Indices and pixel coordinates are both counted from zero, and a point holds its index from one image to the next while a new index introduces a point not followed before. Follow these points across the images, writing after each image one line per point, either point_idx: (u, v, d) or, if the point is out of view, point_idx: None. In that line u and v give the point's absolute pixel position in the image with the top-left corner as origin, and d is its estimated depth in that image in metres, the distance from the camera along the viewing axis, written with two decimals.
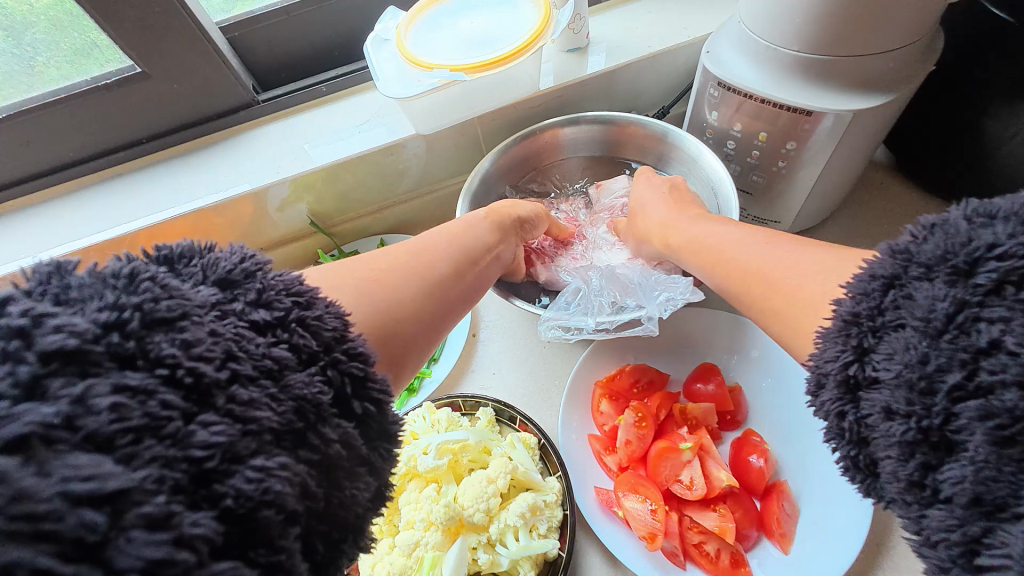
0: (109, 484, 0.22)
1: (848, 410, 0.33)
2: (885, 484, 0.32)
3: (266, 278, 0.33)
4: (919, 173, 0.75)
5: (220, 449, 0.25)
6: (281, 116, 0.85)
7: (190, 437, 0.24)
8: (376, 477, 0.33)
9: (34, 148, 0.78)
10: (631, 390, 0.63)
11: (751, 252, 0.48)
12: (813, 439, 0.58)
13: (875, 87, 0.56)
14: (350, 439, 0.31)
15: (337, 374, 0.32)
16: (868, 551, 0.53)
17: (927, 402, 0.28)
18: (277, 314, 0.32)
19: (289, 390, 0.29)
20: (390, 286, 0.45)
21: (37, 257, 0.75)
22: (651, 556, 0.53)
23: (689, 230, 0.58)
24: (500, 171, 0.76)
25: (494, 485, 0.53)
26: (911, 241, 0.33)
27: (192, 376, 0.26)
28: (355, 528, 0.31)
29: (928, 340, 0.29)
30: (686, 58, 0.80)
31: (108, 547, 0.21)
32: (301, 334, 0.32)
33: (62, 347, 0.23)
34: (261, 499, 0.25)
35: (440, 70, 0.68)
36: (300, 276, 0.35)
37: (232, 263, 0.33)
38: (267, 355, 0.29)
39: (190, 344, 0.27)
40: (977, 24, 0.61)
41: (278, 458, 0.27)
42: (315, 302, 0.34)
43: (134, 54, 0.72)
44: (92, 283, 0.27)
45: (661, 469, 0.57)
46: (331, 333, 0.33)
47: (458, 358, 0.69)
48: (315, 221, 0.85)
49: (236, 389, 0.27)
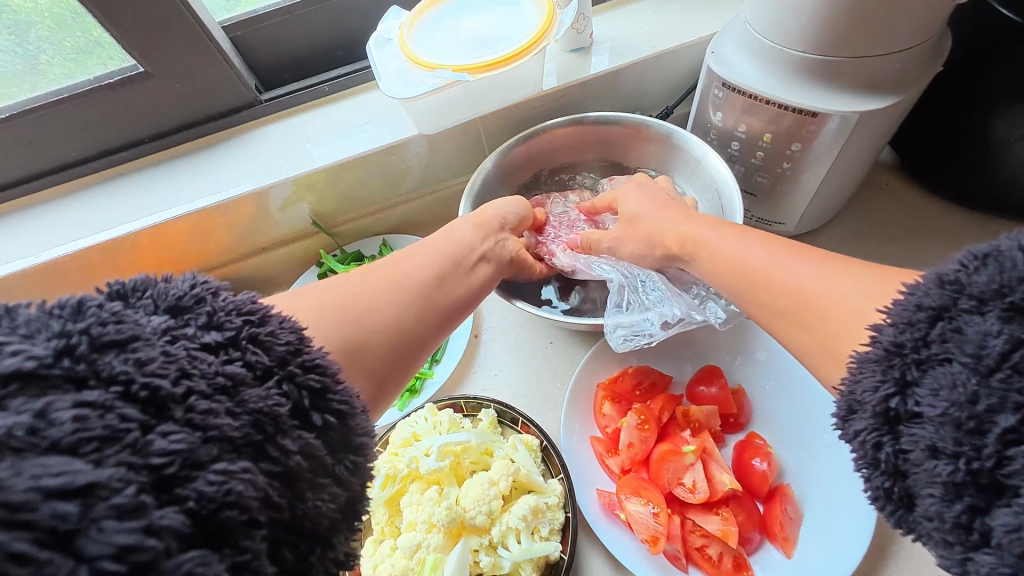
0: (79, 478, 0.22)
1: (885, 441, 0.32)
2: (921, 519, 0.31)
3: (217, 300, 0.33)
4: (924, 173, 0.74)
5: (179, 456, 0.25)
6: (283, 115, 0.85)
7: (148, 446, 0.25)
8: (343, 488, 0.32)
9: (36, 147, 0.78)
10: (635, 392, 0.62)
11: (766, 262, 0.47)
12: (818, 443, 0.57)
13: (881, 88, 0.56)
14: (312, 450, 0.31)
15: (294, 388, 0.32)
16: (871, 555, 0.53)
17: (977, 443, 0.28)
18: (228, 334, 0.31)
19: (245, 404, 0.29)
20: (379, 301, 0.45)
21: (39, 257, 0.75)
22: (652, 559, 0.53)
23: (691, 226, 0.56)
24: (501, 174, 0.75)
25: (495, 489, 0.53)
26: (960, 269, 0.32)
27: (147, 391, 0.26)
28: (324, 539, 0.31)
29: (978, 377, 0.29)
30: (690, 58, 0.80)
31: (79, 536, 0.21)
32: (253, 351, 0.31)
33: (18, 369, 0.24)
34: (224, 500, 0.26)
35: (443, 71, 0.68)
36: (254, 295, 0.35)
37: (184, 289, 0.32)
38: (220, 372, 0.29)
39: (144, 363, 0.27)
40: (985, 23, 0.60)
41: (240, 463, 0.27)
42: (269, 318, 0.34)
43: (137, 53, 0.72)
44: (38, 317, 0.26)
45: (664, 472, 0.57)
46: (285, 347, 0.33)
47: (459, 359, 0.69)
48: (317, 221, 0.85)
49: (194, 401, 0.27)
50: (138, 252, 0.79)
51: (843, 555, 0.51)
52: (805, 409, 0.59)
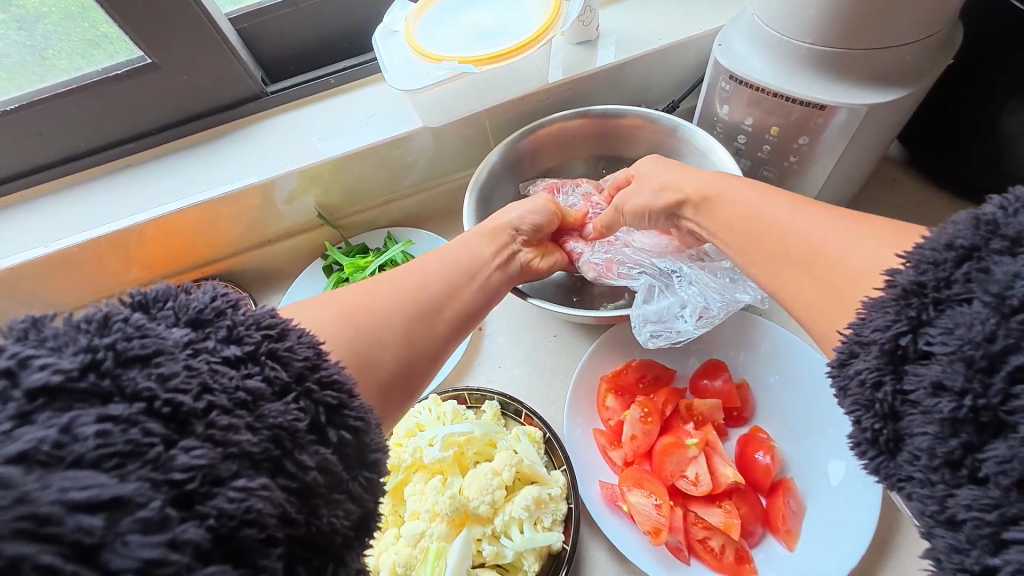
0: (106, 492, 0.23)
1: (887, 380, 0.33)
2: (906, 463, 0.32)
3: (237, 314, 0.33)
4: (932, 166, 0.74)
5: (200, 472, 0.26)
6: (288, 107, 0.85)
7: (170, 461, 0.25)
8: (358, 504, 0.32)
9: (46, 139, 0.79)
10: (638, 384, 0.63)
11: (782, 220, 0.47)
12: (819, 437, 0.57)
13: (888, 81, 0.55)
14: (329, 465, 0.31)
15: (311, 403, 0.32)
16: (873, 549, 0.53)
17: (985, 381, 0.28)
18: (248, 349, 0.31)
19: (265, 420, 0.29)
20: (388, 319, 0.45)
21: (48, 248, 0.76)
22: (654, 551, 0.53)
23: (713, 182, 0.55)
24: (506, 165, 0.75)
25: (495, 477, 0.53)
26: (999, 211, 0.31)
27: (170, 406, 0.26)
28: (337, 556, 0.31)
29: (997, 317, 0.28)
30: (698, 50, 0.79)
31: (104, 550, 0.22)
32: (272, 366, 0.31)
33: (46, 383, 0.24)
34: (243, 518, 0.26)
35: (449, 62, 0.67)
36: (273, 309, 0.35)
37: (205, 302, 0.32)
38: (240, 387, 0.29)
39: (166, 377, 0.27)
40: (985, 23, 0.60)
41: (259, 478, 0.27)
42: (288, 333, 0.34)
43: (145, 44, 0.72)
44: (65, 330, 0.27)
45: (667, 464, 0.57)
46: (302, 362, 0.33)
47: (464, 351, 0.69)
48: (323, 213, 0.85)
49: (215, 417, 0.27)
50: (146, 243, 0.80)
51: (844, 549, 0.51)
52: (810, 401, 0.59)
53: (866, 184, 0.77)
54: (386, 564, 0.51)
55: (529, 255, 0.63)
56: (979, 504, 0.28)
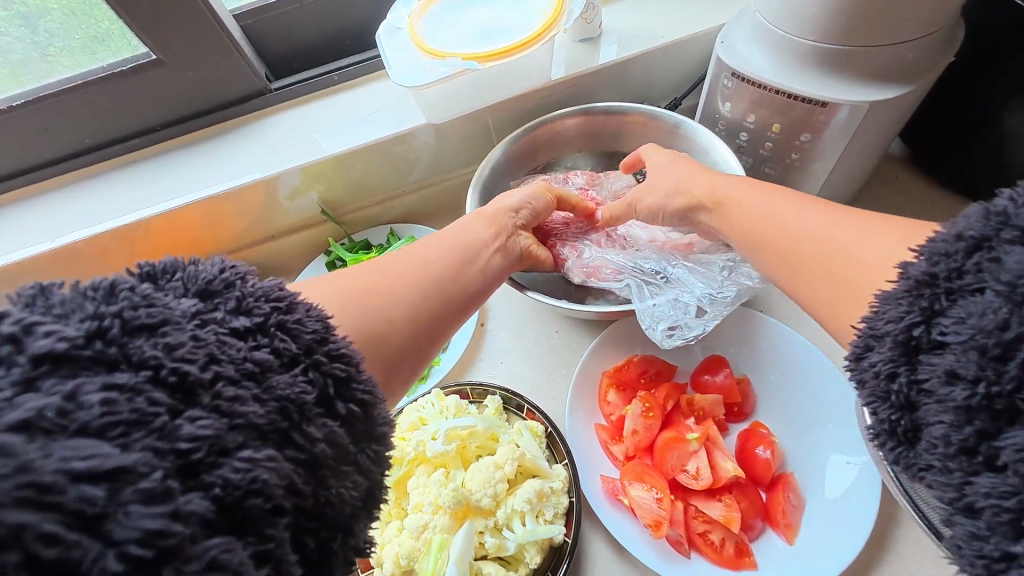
0: (108, 462, 0.23)
1: (901, 371, 0.33)
2: (924, 452, 0.32)
3: (245, 286, 0.33)
4: (934, 164, 0.74)
5: (206, 442, 0.26)
6: (292, 104, 0.85)
7: (176, 431, 0.25)
8: (364, 477, 0.33)
9: (51, 134, 0.79)
10: (639, 380, 0.63)
11: (794, 220, 0.48)
12: (819, 433, 0.58)
13: (890, 79, 0.55)
14: (336, 438, 0.32)
15: (319, 375, 0.32)
16: (871, 544, 0.53)
17: (999, 367, 0.28)
18: (257, 320, 0.32)
19: (272, 391, 0.30)
20: (393, 297, 0.46)
21: (54, 242, 0.77)
22: (655, 544, 0.53)
23: (725, 184, 0.56)
24: (509, 161, 0.76)
25: (498, 471, 0.54)
26: (1010, 203, 0.31)
27: (176, 375, 0.27)
28: (345, 527, 0.31)
29: (1008, 304, 0.28)
30: (700, 48, 0.79)
31: (107, 520, 0.22)
32: (281, 337, 0.32)
33: (51, 350, 0.24)
34: (249, 488, 0.26)
35: (453, 59, 0.68)
36: (281, 282, 0.35)
37: (213, 274, 0.33)
38: (248, 358, 0.30)
39: (173, 347, 0.27)
40: (985, 22, 0.61)
41: (265, 450, 0.28)
42: (296, 306, 0.34)
43: (151, 41, 0.73)
44: (72, 299, 0.27)
45: (668, 458, 0.57)
46: (311, 335, 0.33)
47: (467, 345, 0.70)
48: (326, 209, 0.86)
49: (221, 387, 0.28)
50: (150, 238, 0.80)
51: (841, 544, 0.51)
52: (811, 398, 0.60)
53: (867, 182, 0.78)
54: (389, 557, 0.52)
55: (528, 240, 0.63)
56: (997, 492, 0.28)
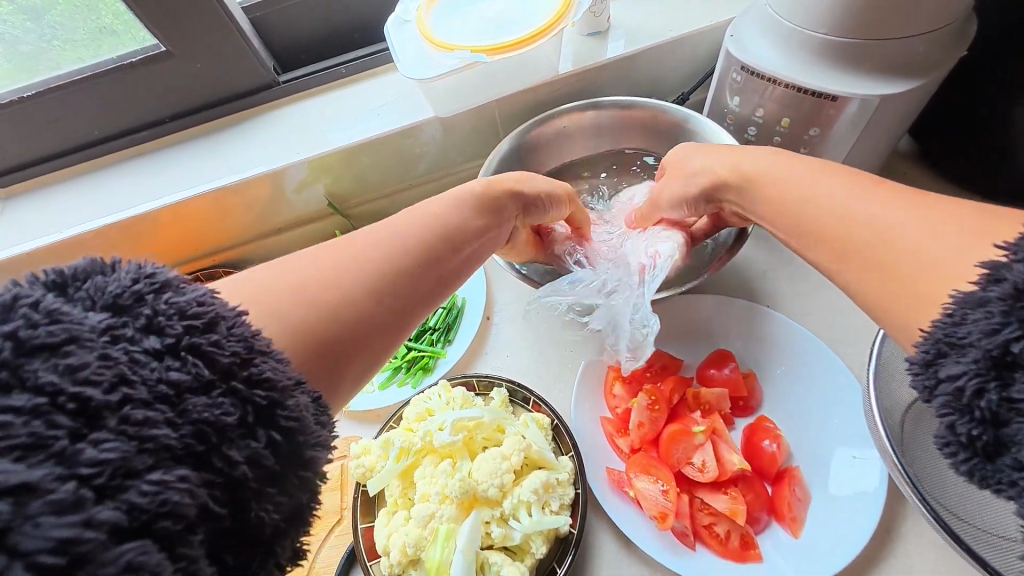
0: (12, 478, 0.23)
1: (990, 386, 0.31)
2: (1006, 467, 0.31)
3: (160, 301, 0.31)
4: (943, 161, 0.73)
5: (110, 466, 0.25)
6: (300, 96, 0.85)
7: (77, 455, 0.25)
8: (291, 497, 0.32)
9: (61, 126, 0.80)
10: (645, 373, 0.63)
11: (842, 200, 0.46)
12: (825, 427, 0.58)
13: (903, 72, 0.55)
14: (259, 459, 0.30)
15: (241, 398, 0.31)
16: (878, 538, 0.53)
17: None
18: (170, 340, 0.30)
19: (187, 415, 0.28)
20: (343, 279, 0.42)
21: (62, 233, 0.77)
22: (661, 535, 0.54)
23: (765, 164, 0.55)
24: (516, 155, 0.76)
25: (505, 460, 0.54)
26: None
27: (76, 401, 0.26)
28: (269, 546, 0.31)
29: None
30: (710, 42, 0.79)
31: (14, 533, 0.22)
32: (197, 361, 0.30)
33: None
34: (158, 511, 0.26)
35: (461, 52, 0.68)
36: (205, 293, 0.33)
37: (123, 286, 0.31)
38: (162, 380, 0.28)
39: (75, 369, 0.26)
40: (997, 17, 0.61)
41: (177, 471, 0.27)
42: (218, 323, 0.32)
43: (160, 33, 0.73)
44: None
45: (673, 451, 0.58)
46: (231, 358, 0.31)
47: (472, 339, 0.70)
48: (333, 202, 0.86)
49: (128, 411, 0.27)
50: (157, 229, 0.81)
51: (847, 535, 0.51)
52: (816, 393, 0.60)
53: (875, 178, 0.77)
54: (395, 546, 0.52)
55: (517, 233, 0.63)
56: None
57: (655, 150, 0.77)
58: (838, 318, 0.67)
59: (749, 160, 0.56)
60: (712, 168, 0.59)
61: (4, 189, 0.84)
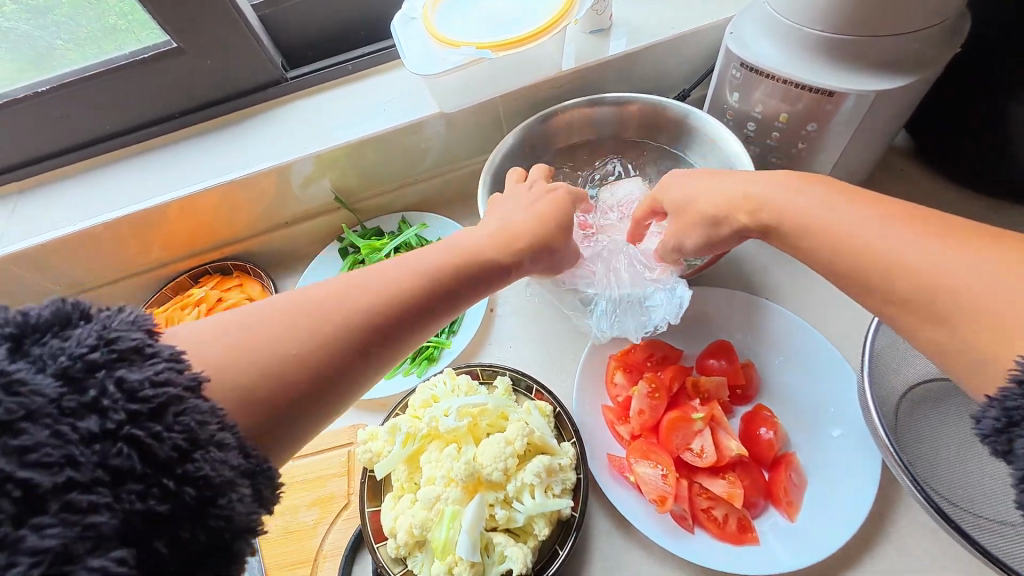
0: None
1: None
2: None
3: (115, 375, 0.32)
4: (939, 156, 0.75)
5: (47, 555, 0.27)
6: (307, 92, 0.87)
7: (18, 542, 0.27)
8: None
9: (75, 121, 0.81)
10: (646, 363, 0.65)
11: (852, 225, 0.44)
12: (820, 415, 0.59)
13: (898, 68, 0.57)
14: (193, 546, 0.31)
15: (181, 484, 0.31)
16: (872, 522, 0.55)
17: None
18: (116, 422, 0.31)
19: (124, 502, 0.30)
20: (293, 338, 0.40)
21: (75, 225, 0.79)
22: (660, 519, 0.55)
23: (777, 195, 0.50)
24: (520, 149, 0.77)
25: (508, 445, 0.55)
26: None
27: (21, 488, 0.28)
28: None
29: None
30: (710, 39, 0.81)
31: None
32: (141, 442, 0.31)
33: None
34: None
35: (467, 48, 0.69)
36: (161, 364, 0.34)
37: (82, 355, 0.32)
38: (105, 464, 0.30)
39: (25, 454, 0.28)
40: (991, 14, 0.62)
41: (111, 559, 0.28)
42: (166, 402, 0.33)
43: (172, 29, 0.75)
44: None
45: (673, 438, 0.59)
46: (175, 441, 0.32)
47: (476, 330, 0.72)
48: (339, 196, 0.87)
49: (69, 497, 0.28)
50: (167, 223, 0.82)
51: (842, 518, 0.53)
52: (812, 382, 0.61)
53: (872, 173, 0.79)
54: (401, 528, 0.53)
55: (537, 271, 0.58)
56: None
57: (656, 145, 0.79)
58: (835, 309, 0.68)
59: (761, 191, 0.51)
60: (718, 198, 0.54)
61: (17, 183, 0.85)
